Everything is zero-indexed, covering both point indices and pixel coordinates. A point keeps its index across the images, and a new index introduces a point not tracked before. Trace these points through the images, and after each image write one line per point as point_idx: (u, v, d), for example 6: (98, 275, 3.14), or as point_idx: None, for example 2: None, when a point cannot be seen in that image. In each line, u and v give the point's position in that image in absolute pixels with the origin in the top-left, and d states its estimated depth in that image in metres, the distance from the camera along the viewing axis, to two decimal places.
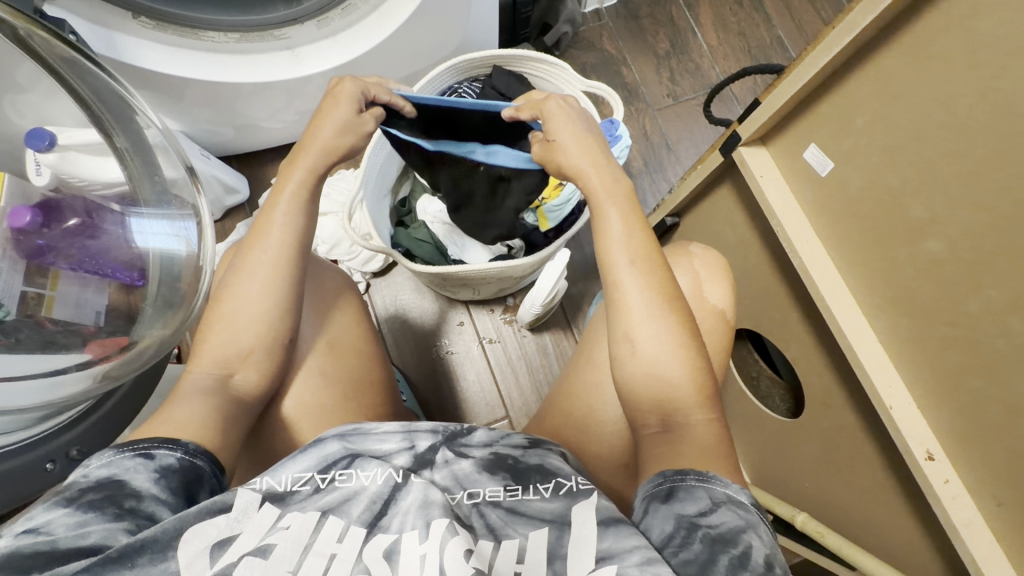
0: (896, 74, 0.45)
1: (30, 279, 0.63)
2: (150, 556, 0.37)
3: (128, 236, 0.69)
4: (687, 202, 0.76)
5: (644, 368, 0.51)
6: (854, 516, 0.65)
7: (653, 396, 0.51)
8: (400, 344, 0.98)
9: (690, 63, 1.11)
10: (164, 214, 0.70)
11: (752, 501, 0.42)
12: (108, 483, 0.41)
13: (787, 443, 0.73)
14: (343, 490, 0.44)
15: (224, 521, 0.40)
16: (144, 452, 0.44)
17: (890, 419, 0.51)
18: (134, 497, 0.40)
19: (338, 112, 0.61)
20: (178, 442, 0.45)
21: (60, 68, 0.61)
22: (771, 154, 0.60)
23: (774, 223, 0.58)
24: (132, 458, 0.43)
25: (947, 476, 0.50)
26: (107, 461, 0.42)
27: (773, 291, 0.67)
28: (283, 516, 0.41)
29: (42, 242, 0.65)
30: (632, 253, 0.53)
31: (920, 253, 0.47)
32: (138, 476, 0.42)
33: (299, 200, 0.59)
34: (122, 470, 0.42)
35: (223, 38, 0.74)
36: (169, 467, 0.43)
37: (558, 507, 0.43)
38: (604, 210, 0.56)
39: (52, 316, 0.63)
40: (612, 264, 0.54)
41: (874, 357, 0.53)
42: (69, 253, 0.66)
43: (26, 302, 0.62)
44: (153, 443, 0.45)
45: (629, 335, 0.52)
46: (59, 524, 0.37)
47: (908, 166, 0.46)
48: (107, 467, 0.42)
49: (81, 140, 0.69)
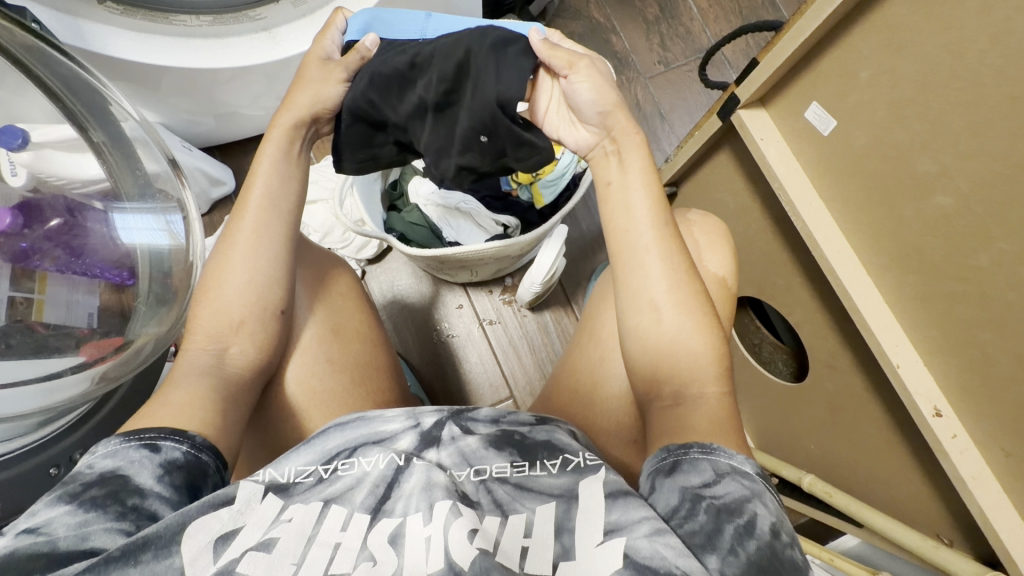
0: (903, 22, 0.43)
1: (16, 283, 0.60)
2: (155, 552, 0.36)
3: (114, 232, 0.68)
4: (685, 170, 0.75)
5: (669, 337, 0.51)
6: (862, 475, 0.66)
7: (673, 369, 0.50)
8: (400, 330, 0.97)
9: (680, 27, 1.08)
10: (148, 208, 0.71)
11: (758, 470, 0.41)
12: (112, 477, 0.40)
13: (793, 407, 0.74)
14: (346, 479, 0.44)
15: (227, 514, 0.40)
16: (149, 444, 0.43)
17: (897, 378, 0.51)
18: (138, 493, 0.40)
19: (309, 70, 0.58)
20: (184, 435, 0.45)
21: (25, 58, 0.60)
22: (770, 116, 0.59)
23: (775, 186, 0.57)
24: (137, 450, 0.42)
25: (954, 431, 0.50)
26: (112, 452, 0.42)
27: (775, 257, 0.66)
28: (286, 508, 0.41)
29: (24, 244, 0.62)
30: (665, 218, 0.54)
31: (928, 208, 0.47)
32: (142, 471, 0.41)
33: (277, 160, 0.59)
34: (127, 463, 0.41)
35: (196, 21, 0.71)
36: (174, 462, 0.43)
37: (566, 482, 0.42)
38: (627, 164, 0.57)
39: (42, 320, 0.61)
40: (638, 226, 0.54)
41: (880, 316, 0.53)
42: (55, 254, 0.63)
43: (14, 308, 0.59)
44: (160, 434, 0.44)
45: (656, 303, 0.52)
46: (60, 524, 0.36)
47: (915, 119, 0.45)
48: (112, 459, 0.42)
49: (56, 136, 0.66)
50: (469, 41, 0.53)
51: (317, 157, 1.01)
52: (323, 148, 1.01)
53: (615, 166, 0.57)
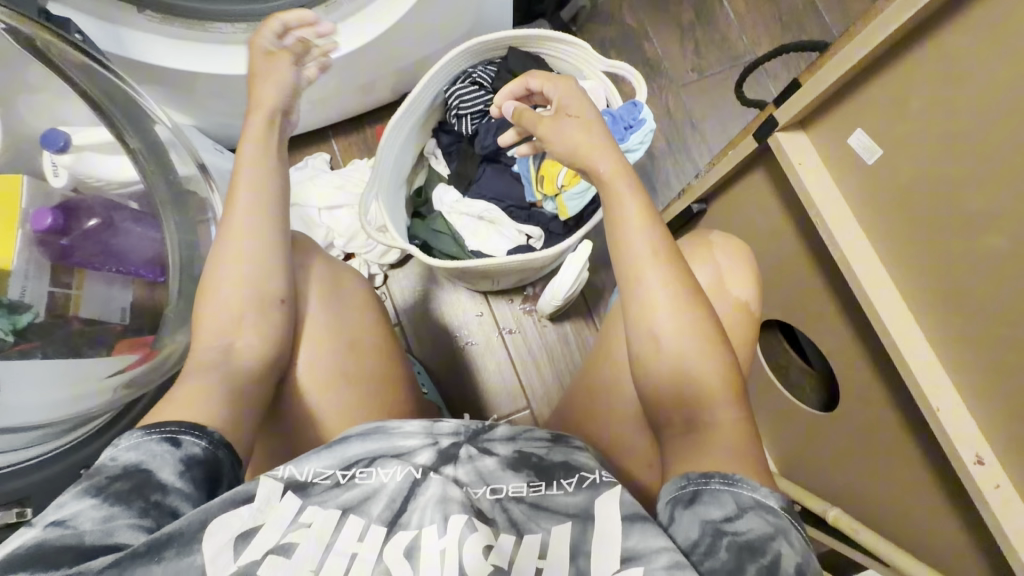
0: (960, 54, 0.41)
1: (56, 278, 0.64)
2: (177, 549, 0.37)
3: (156, 245, 0.72)
4: (715, 188, 0.72)
5: (670, 362, 0.49)
6: (892, 514, 0.63)
7: (675, 397, 0.48)
8: (419, 336, 0.97)
9: (716, 33, 1.05)
10: (179, 218, 0.74)
11: (781, 504, 0.39)
12: (135, 470, 0.40)
13: (822, 436, 0.71)
14: (363, 488, 0.43)
15: (247, 512, 0.40)
16: (170, 438, 0.43)
17: (935, 420, 0.49)
18: (160, 489, 0.40)
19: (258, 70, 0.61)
20: (204, 431, 0.44)
21: (72, 72, 0.64)
22: (811, 139, 0.57)
23: (812, 213, 0.54)
24: (159, 443, 0.42)
25: (997, 481, 0.47)
26: (135, 444, 0.42)
27: (808, 283, 0.64)
28: (303, 510, 0.41)
29: (66, 243, 0.65)
30: (653, 245, 0.52)
31: (978, 249, 0.44)
32: (164, 465, 0.41)
33: (262, 151, 0.58)
34: (149, 457, 0.41)
35: (231, 28, 0.71)
36: (193, 458, 0.43)
37: (582, 500, 0.41)
38: (621, 201, 0.53)
39: (80, 313, 0.65)
40: (631, 255, 0.52)
41: (921, 356, 0.50)
42: (93, 254, 0.67)
43: (55, 303, 0.63)
44: (181, 428, 0.44)
45: (655, 333, 0.49)
46: (86, 517, 0.37)
47: (969, 155, 0.43)
48: (135, 451, 0.41)
49: (97, 139, 0.67)
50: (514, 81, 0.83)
51: (344, 160, 1.02)
52: (349, 151, 1.02)
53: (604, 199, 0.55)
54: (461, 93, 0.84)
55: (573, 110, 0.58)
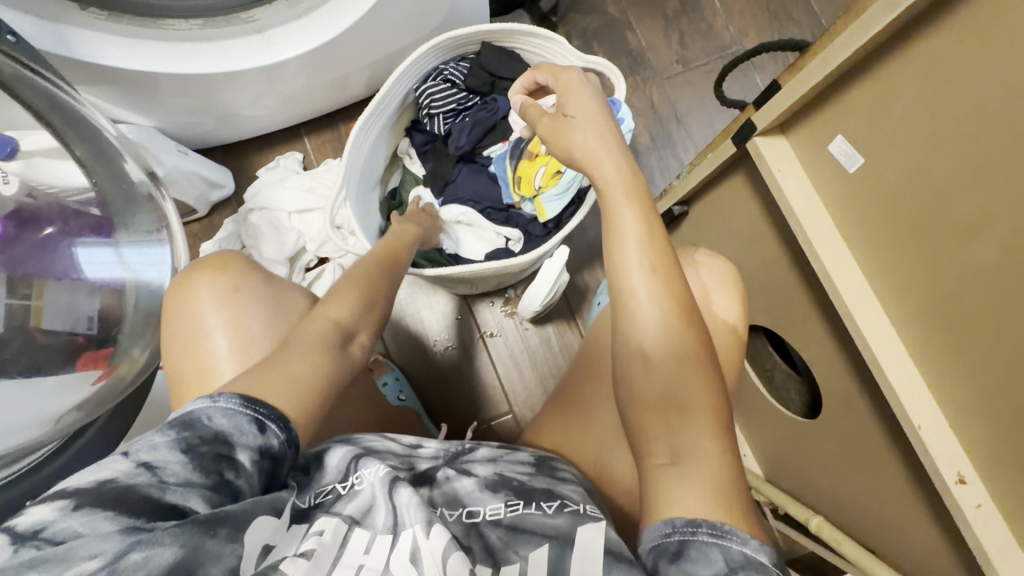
0: (950, 53, 0.39)
1: (14, 290, 0.61)
2: (231, 531, 0.33)
3: (78, 266, 0.66)
4: (697, 189, 0.70)
5: (661, 383, 0.44)
6: (874, 524, 0.62)
7: (664, 417, 0.44)
8: (397, 341, 0.95)
9: (702, 23, 1.01)
10: (143, 242, 0.70)
11: (773, 561, 0.36)
12: (218, 441, 0.37)
13: (805, 444, 0.70)
14: (362, 496, 0.39)
15: (276, 523, 0.36)
16: (259, 421, 0.39)
17: (917, 439, 0.47)
18: (233, 469, 0.37)
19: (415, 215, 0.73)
20: (287, 425, 0.40)
21: (12, 85, 0.59)
22: (792, 145, 0.55)
23: (793, 222, 0.52)
24: (249, 423, 0.39)
25: (979, 500, 0.46)
26: (229, 412, 0.39)
27: (789, 289, 0.62)
28: (314, 523, 0.37)
29: (21, 252, 0.63)
30: (650, 257, 0.46)
31: (965, 260, 0.42)
32: (242, 446, 0.38)
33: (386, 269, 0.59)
34: (236, 431, 0.38)
35: (185, 25, 0.67)
36: (270, 450, 0.39)
37: (562, 524, 0.40)
38: (616, 208, 0.47)
39: (41, 326, 0.62)
40: (623, 270, 0.46)
41: (902, 371, 0.49)
42: (52, 262, 0.65)
43: (14, 313, 0.61)
44: (270, 412, 0.40)
45: (642, 349, 0.45)
46: (173, 472, 0.35)
47: (959, 158, 0.41)
48: (227, 418, 0.38)
49: (46, 144, 0.65)
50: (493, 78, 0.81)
51: (317, 160, 0.98)
52: (323, 149, 0.98)
53: (602, 206, 0.49)
54: (432, 92, 0.80)
55: (573, 109, 0.52)
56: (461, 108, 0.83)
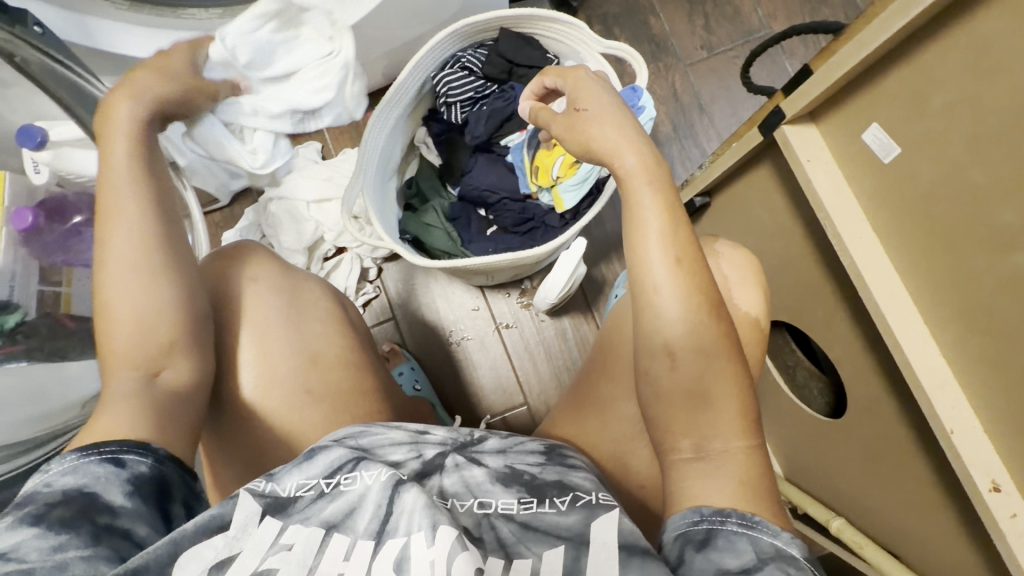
0: (994, 42, 0.37)
1: (44, 277, 0.64)
2: None
3: None
4: (720, 181, 0.68)
5: (684, 384, 0.43)
6: (899, 529, 0.60)
7: (692, 411, 0.42)
8: (413, 331, 0.95)
9: (728, 7, 0.98)
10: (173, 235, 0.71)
11: (806, 556, 0.35)
12: (78, 496, 0.36)
13: (827, 444, 0.68)
14: (347, 497, 0.39)
15: (222, 540, 0.36)
16: (112, 457, 0.38)
17: (949, 445, 0.45)
18: (108, 512, 0.36)
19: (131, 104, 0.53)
20: (149, 447, 0.40)
21: (37, 75, 0.60)
22: (822, 134, 0.53)
23: (821, 215, 0.50)
24: (99, 464, 0.37)
25: (1015, 510, 0.44)
26: (70, 466, 0.37)
27: (816, 286, 0.59)
28: (285, 530, 0.37)
29: (52, 239, 0.66)
30: (678, 252, 0.44)
31: (1005, 266, 0.40)
32: (110, 488, 0.37)
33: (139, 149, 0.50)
34: (92, 479, 0.37)
35: (205, 14, 0.69)
36: (141, 476, 0.38)
37: (575, 523, 0.39)
38: (636, 197, 0.45)
39: (70, 312, 0.66)
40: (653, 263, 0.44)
41: (936, 373, 0.46)
42: (80, 250, 0.68)
43: (44, 301, 0.64)
44: (122, 445, 0.39)
45: (670, 351, 0.43)
46: (31, 548, 0.33)
47: (999, 159, 0.38)
48: (72, 475, 0.37)
49: (72, 135, 0.67)
50: (512, 64, 0.80)
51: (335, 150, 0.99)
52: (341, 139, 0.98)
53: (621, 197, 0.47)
54: (449, 80, 0.79)
55: (584, 102, 0.50)
56: (479, 96, 0.82)
